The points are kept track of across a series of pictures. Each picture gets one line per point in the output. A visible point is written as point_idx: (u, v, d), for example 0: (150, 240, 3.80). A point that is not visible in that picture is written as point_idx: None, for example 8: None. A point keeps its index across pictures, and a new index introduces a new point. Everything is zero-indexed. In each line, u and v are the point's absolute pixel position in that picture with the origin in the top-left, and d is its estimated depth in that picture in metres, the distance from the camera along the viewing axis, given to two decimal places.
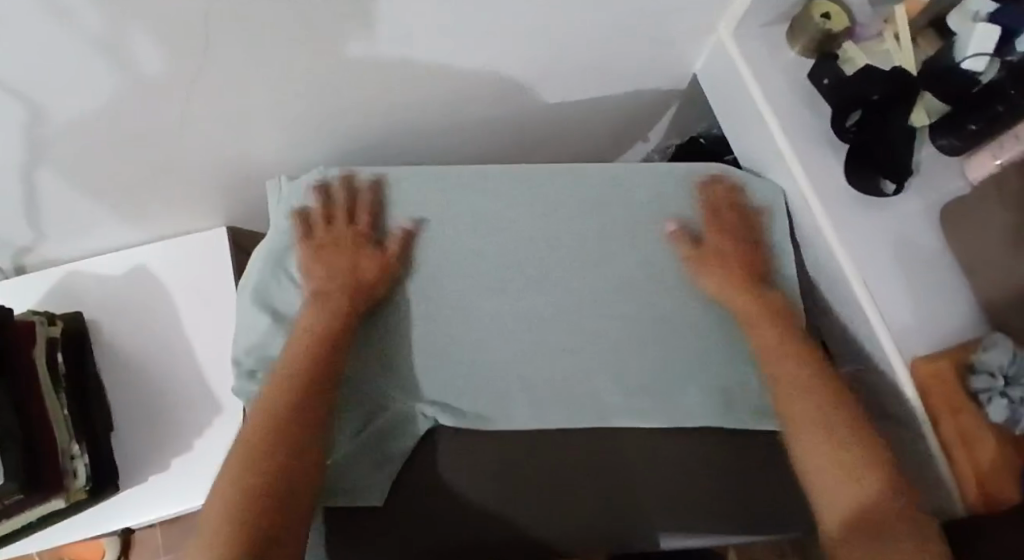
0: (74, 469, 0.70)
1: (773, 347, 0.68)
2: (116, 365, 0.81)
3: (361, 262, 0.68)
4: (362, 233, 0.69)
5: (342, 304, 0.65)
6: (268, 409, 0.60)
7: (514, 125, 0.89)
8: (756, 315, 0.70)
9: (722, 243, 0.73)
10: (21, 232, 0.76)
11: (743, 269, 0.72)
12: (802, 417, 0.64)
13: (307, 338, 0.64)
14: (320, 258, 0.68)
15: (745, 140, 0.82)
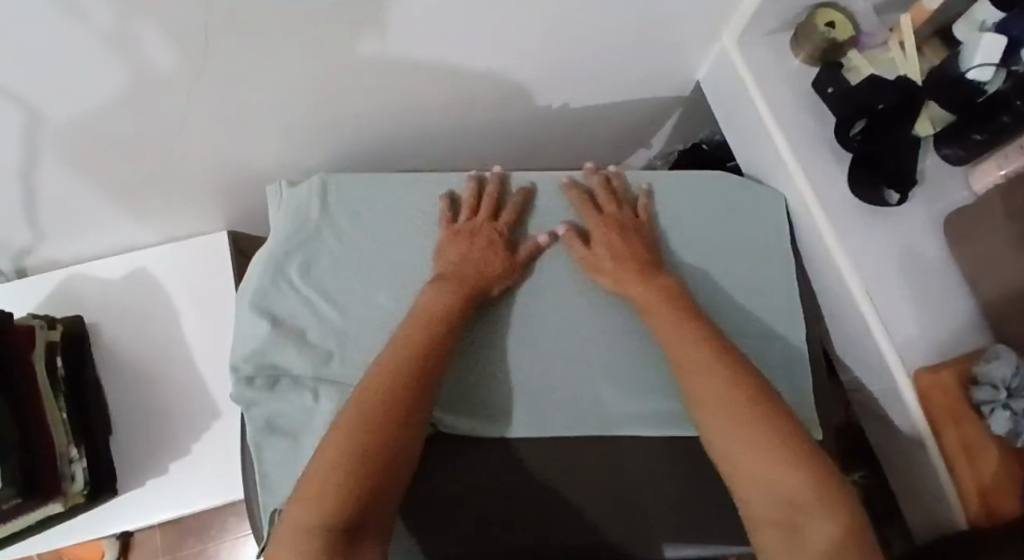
0: (72, 473, 0.70)
1: (694, 354, 0.64)
2: (114, 368, 0.81)
3: (493, 257, 0.69)
4: (497, 230, 0.71)
5: (461, 289, 0.66)
6: (386, 374, 0.60)
7: (516, 131, 0.88)
8: (657, 311, 0.67)
9: (619, 240, 0.70)
10: (21, 234, 0.76)
11: (633, 262, 0.69)
12: (723, 425, 0.60)
13: (428, 314, 0.64)
14: (449, 246, 0.70)
15: (748, 147, 0.81)
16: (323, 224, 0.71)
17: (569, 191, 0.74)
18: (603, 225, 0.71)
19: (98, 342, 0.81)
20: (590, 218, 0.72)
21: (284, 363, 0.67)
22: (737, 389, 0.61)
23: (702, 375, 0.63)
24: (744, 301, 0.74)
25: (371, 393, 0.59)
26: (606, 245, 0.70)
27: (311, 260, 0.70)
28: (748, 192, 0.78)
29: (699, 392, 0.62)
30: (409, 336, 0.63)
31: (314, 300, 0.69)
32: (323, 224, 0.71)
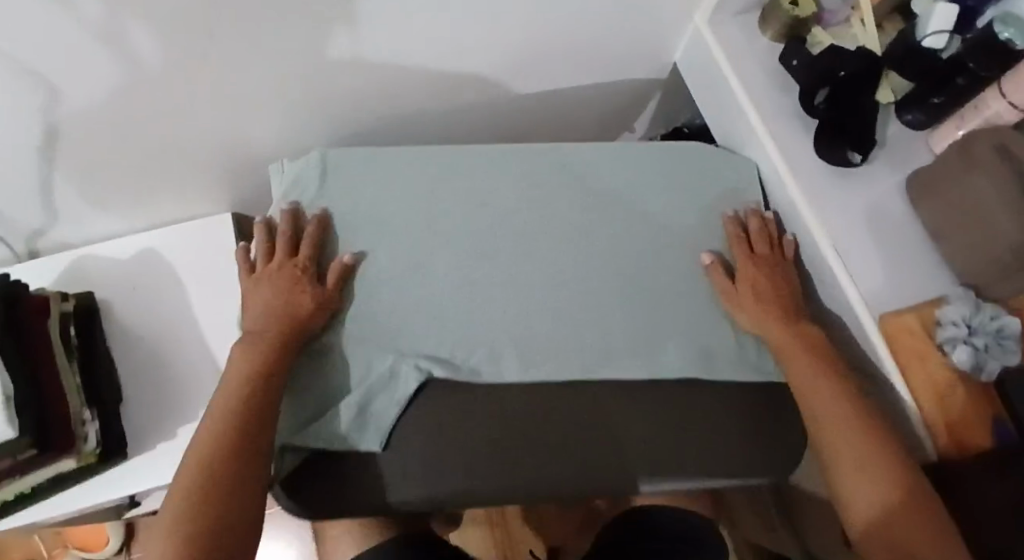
0: (84, 434, 0.73)
1: (801, 359, 0.69)
2: (124, 342, 0.85)
3: (293, 298, 0.67)
4: (299, 269, 0.69)
5: (266, 341, 0.65)
6: (213, 436, 0.60)
7: (504, 113, 0.93)
8: (776, 332, 0.71)
9: (764, 278, 0.74)
10: (36, 214, 0.81)
11: (776, 307, 0.72)
12: (824, 416, 0.66)
13: (241, 371, 0.64)
14: (256, 293, 0.68)
15: (721, 119, 0.86)
16: (324, 191, 0.74)
17: (727, 225, 0.78)
18: (751, 259, 0.75)
19: (107, 317, 0.85)
20: (740, 255, 0.75)
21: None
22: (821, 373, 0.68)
23: (807, 378, 0.68)
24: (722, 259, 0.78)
25: (196, 458, 0.59)
26: (750, 282, 0.73)
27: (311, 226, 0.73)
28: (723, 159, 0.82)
29: (808, 395, 0.68)
30: (228, 394, 0.62)
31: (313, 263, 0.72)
32: (323, 197, 0.74)
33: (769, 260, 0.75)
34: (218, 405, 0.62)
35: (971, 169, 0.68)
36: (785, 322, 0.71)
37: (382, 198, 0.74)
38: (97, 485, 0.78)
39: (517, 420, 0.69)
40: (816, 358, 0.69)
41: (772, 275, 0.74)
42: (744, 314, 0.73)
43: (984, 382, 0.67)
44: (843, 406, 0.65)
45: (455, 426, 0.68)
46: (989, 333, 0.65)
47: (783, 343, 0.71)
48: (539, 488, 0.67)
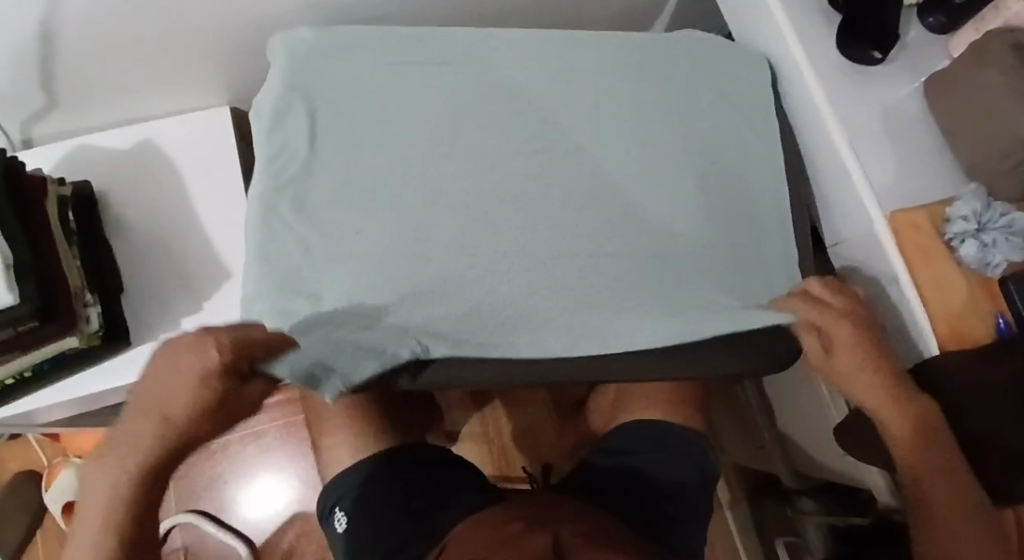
0: (87, 314, 0.73)
1: (875, 395, 0.68)
2: (122, 234, 0.83)
3: (191, 403, 0.61)
4: (203, 373, 0.61)
5: (161, 427, 0.63)
6: (118, 464, 0.64)
7: (513, 4, 0.91)
8: (875, 399, 0.68)
9: (864, 354, 0.68)
10: (32, 95, 0.78)
11: (888, 379, 0.67)
12: (927, 483, 0.66)
13: (128, 445, 0.64)
14: (171, 362, 0.62)
15: (737, 14, 0.84)
16: (324, 64, 0.72)
17: (792, 299, 0.71)
18: (832, 311, 0.69)
19: (106, 209, 0.83)
20: (824, 322, 0.69)
21: (308, 192, 0.68)
22: (921, 440, 0.66)
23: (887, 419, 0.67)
24: (736, 158, 0.77)
25: (97, 514, 0.65)
26: (847, 360, 0.69)
27: (302, 191, 0.68)
28: (736, 55, 0.80)
29: (910, 465, 0.67)
30: (111, 462, 0.64)
31: (309, 238, 0.67)
32: (312, 159, 0.69)
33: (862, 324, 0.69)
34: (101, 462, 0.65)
35: (988, 70, 0.66)
36: (899, 398, 0.67)
37: (391, 81, 0.73)
38: (100, 371, 0.78)
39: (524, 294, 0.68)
40: (919, 427, 0.66)
41: (865, 347, 0.68)
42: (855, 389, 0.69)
43: (987, 276, 0.68)
44: (948, 476, 0.65)
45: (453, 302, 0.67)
46: (998, 229, 0.66)
47: (882, 411, 0.67)
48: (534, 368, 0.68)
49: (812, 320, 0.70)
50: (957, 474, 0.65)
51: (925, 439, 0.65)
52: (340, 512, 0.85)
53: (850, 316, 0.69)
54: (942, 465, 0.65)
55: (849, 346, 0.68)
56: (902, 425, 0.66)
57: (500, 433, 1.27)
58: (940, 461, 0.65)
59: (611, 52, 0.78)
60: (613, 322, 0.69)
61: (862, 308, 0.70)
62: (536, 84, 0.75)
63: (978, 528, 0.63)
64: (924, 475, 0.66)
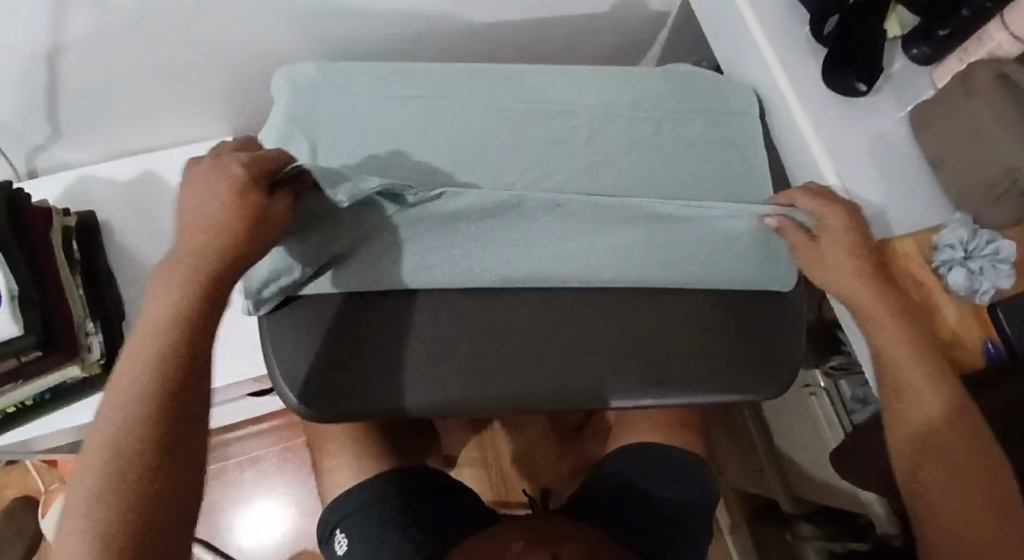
0: (89, 342, 0.74)
1: (891, 328, 0.66)
2: (122, 262, 0.85)
3: (219, 233, 0.58)
4: (238, 184, 0.59)
5: (202, 263, 0.57)
6: (152, 339, 0.55)
7: (509, 39, 0.93)
8: (861, 295, 0.67)
9: (858, 247, 0.69)
10: (37, 125, 0.80)
11: (876, 275, 0.68)
12: (906, 385, 0.64)
13: (155, 321, 0.56)
14: (187, 207, 0.60)
15: (724, 48, 0.86)
16: (325, 98, 0.74)
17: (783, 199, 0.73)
18: (853, 230, 0.69)
19: (108, 237, 0.85)
20: (823, 215, 0.70)
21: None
22: (910, 338, 0.65)
23: (897, 354, 0.65)
24: (727, 186, 0.79)
25: (126, 407, 0.53)
26: (844, 247, 0.69)
27: None
28: (725, 87, 0.82)
29: (895, 365, 0.65)
30: (141, 348, 0.55)
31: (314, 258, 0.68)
32: None
33: (857, 221, 0.69)
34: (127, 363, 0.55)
35: (971, 98, 0.68)
36: (887, 293, 0.67)
37: (388, 113, 0.75)
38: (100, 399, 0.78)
39: (519, 323, 0.71)
40: (907, 323, 0.66)
41: (861, 243, 0.69)
42: (846, 284, 0.68)
43: (977, 305, 0.69)
44: (929, 379, 0.64)
45: (451, 329, 0.69)
46: (985, 256, 0.67)
47: (870, 310, 0.67)
48: (532, 391, 0.68)
49: (817, 208, 0.70)
50: (939, 377, 0.64)
51: (936, 379, 0.64)
52: (341, 534, 0.85)
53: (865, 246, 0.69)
54: (926, 367, 0.64)
55: (846, 237, 0.69)
56: (913, 363, 0.64)
57: (498, 456, 1.28)
58: (921, 361, 0.64)
59: (603, 84, 0.80)
60: (605, 350, 0.71)
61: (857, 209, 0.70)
62: (530, 116, 0.77)
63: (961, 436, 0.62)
64: (907, 376, 0.64)
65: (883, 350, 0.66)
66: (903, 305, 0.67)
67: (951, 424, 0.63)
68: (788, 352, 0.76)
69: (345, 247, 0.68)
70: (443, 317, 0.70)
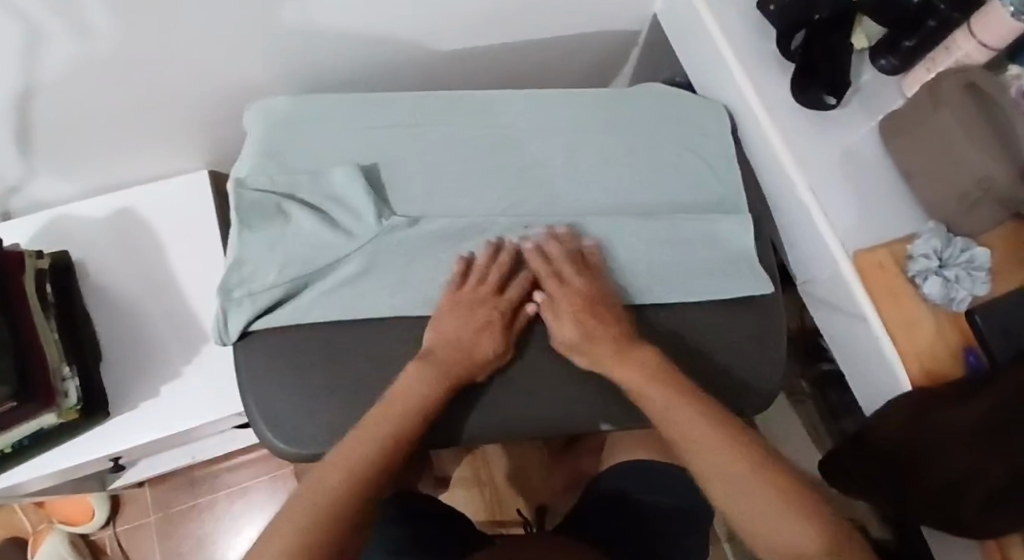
0: (65, 388, 0.72)
1: (649, 386, 0.65)
2: (99, 302, 0.84)
3: (485, 355, 0.67)
4: (502, 305, 0.68)
5: (450, 371, 0.65)
6: (381, 429, 0.62)
7: (481, 64, 0.93)
8: (614, 359, 0.67)
9: (585, 308, 0.68)
10: (10, 169, 0.79)
11: (598, 333, 0.67)
12: (698, 440, 0.63)
13: (404, 410, 0.63)
14: (439, 324, 0.67)
15: (693, 65, 0.86)
16: (295, 131, 0.75)
17: (530, 256, 0.70)
18: (585, 305, 0.68)
19: (84, 278, 0.84)
20: (541, 274, 0.70)
21: (242, 254, 0.69)
22: (680, 393, 0.65)
23: (709, 447, 0.63)
24: (703, 202, 0.79)
25: (341, 473, 0.59)
26: (571, 305, 0.68)
27: (279, 239, 0.70)
28: (694, 103, 0.82)
29: (669, 422, 0.64)
30: (369, 431, 0.61)
31: (291, 273, 0.69)
32: (289, 204, 0.71)
33: (580, 284, 0.69)
34: (363, 436, 0.61)
35: (939, 108, 0.68)
36: (622, 355, 0.67)
37: (361, 146, 0.75)
38: (80, 442, 0.77)
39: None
40: (663, 379, 0.66)
41: (576, 308, 0.68)
42: (582, 348, 0.67)
43: (954, 313, 0.69)
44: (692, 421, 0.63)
45: None
46: (960, 264, 0.67)
47: (659, 380, 0.66)
48: (514, 418, 0.69)
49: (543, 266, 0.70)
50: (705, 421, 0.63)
51: (703, 421, 0.63)
52: None
53: (603, 320, 0.67)
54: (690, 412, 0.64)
55: (571, 298, 0.68)
56: (728, 453, 0.62)
57: (491, 475, 1.28)
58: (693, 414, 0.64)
59: (574, 107, 0.80)
60: (588, 373, 0.71)
61: (578, 263, 0.71)
62: (504, 143, 0.77)
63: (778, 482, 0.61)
64: (695, 434, 0.63)
65: (647, 408, 0.66)
66: (673, 371, 0.67)
67: (741, 462, 0.61)
68: (766, 361, 0.74)
69: (327, 263, 0.70)
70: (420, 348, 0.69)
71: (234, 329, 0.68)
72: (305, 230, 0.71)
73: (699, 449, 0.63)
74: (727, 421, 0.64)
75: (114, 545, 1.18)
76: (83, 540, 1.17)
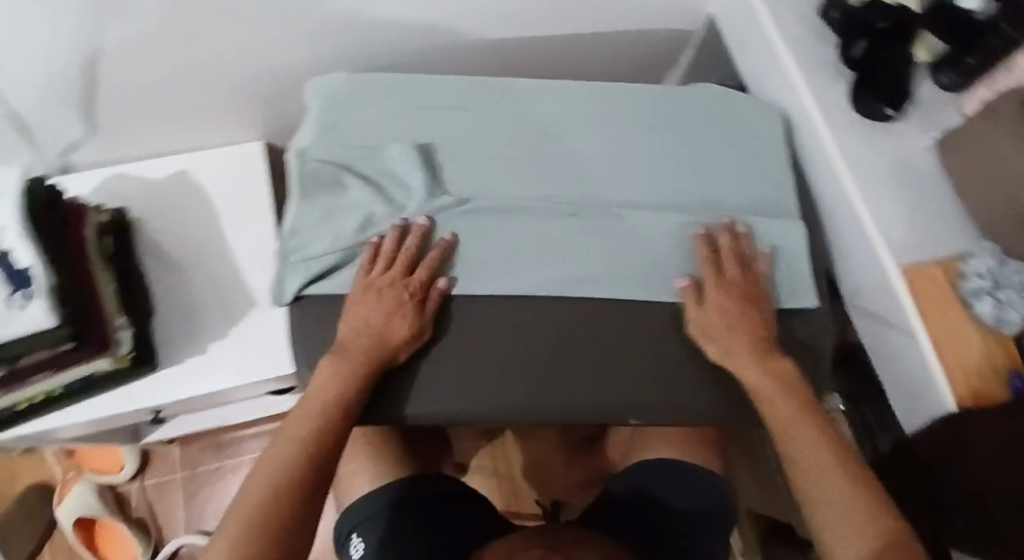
0: (119, 336, 0.73)
1: (759, 377, 0.68)
2: (151, 260, 0.86)
3: (397, 338, 0.67)
4: (411, 292, 0.68)
5: (360, 359, 0.65)
6: (306, 427, 0.64)
7: (534, 55, 0.94)
8: (745, 354, 0.69)
9: (735, 300, 0.70)
10: (74, 127, 0.82)
11: (744, 326, 0.69)
12: (795, 434, 0.65)
13: (325, 407, 0.64)
14: (351, 314, 0.67)
15: (751, 69, 0.86)
16: (355, 106, 0.76)
17: (697, 242, 0.73)
18: (735, 309, 0.70)
19: (140, 235, 0.86)
20: (710, 274, 0.72)
21: (299, 223, 0.71)
22: (781, 389, 0.68)
23: (800, 443, 0.65)
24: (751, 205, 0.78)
25: (269, 476, 0.61)
26: (717, 300, 0.70)
27: (336, 210, 0.72)
28: (750, 106, 0.82)
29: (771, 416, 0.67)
30: (294, 429, 0.64)
31: (346, 242, 0.71)
32: (348, 176, 0.73)
33: (739, 279, 0.72)
34: (287, 440, 0.63)
35: (1002, 126, 0.68)
36: (754, 351, 0.69)
37: (418, 126, 0.76)
38: (125, 392, 0.80)
39: (534, 332, 0.70)
40: (778, 380, 0.68)
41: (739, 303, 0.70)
42: (716, 333, 0.69)
43: (1007, 338, 0.68)
44: (795, 420, 0.66)
45: (471, 340, 0.69)
46: (1014, 287, 0.66)
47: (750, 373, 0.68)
48: (550, 406, 0.68)
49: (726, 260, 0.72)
50: (810, 422, 0.66)
51: (807, 423, 0.66)
52: (357, 538, 0.85)
53: (749, 324, 0.70)
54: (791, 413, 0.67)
55: (720, 293, 0.71)
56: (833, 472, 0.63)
57: (509, 467, 1.30)
58: (796, 412, 0.67)
59: (629, 99, 0.80)
60: (626, 364, 0.70)
61: (740, 265, 0.72)
62: (557, 133, 0.78)
63: (847, 479, 0.62)
64: (791, 430, 0.66)
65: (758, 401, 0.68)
66: (786, 371, 0.69)
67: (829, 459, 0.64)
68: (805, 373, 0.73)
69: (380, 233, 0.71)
70: (458, 328, 0.70)
71: (289, 292, 0.70)
72: (360, 202, 0.72)
73: (794, 443, 0.65)
74: (835, 441, 0.65)
75: (139, 500, 1.21)
76: (110, 492, 1.20)
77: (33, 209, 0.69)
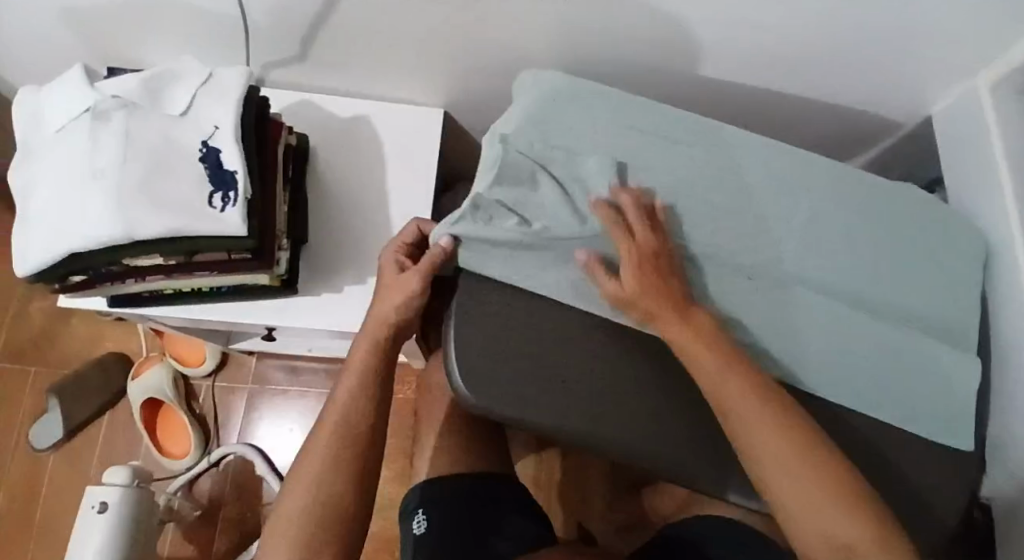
0: (280, 256, 0.75)
1: (702, 351, 0.64)
2: (316, 189, 0.88)
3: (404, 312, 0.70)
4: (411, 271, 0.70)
5: (377, 338, 0.70)
6: (338, 412, 0.69)
7: (737, 102, 0.93)
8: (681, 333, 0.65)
9: (649, 267, 0.67)
10: (288, 46, 0.84)
11: (671, 297, 0.66)
12: (742, 412, 0.63)
13: (350, 395, 0.69)
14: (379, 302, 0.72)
15: (960, 184, 0.83)
16: (565, 107, 0.76)
17: (598, 206, 0.70)
18: (648, 266, 0.67)
19: (312, 163, 0.88)
20: (618, 239, 0.68)
21: (483, 197, 0.69)
22: (729, 364, 0.64)
23: (750, 420, 0.63)
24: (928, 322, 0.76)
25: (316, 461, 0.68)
26: (630, 271, 0.66)
27: (523, 200, 0.70)
28: (954, 223, 0.79)
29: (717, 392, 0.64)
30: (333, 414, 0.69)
31: (530, 233, 0.69)
32: (544, 173, 0.71)
33: (644, 246, 0.67)
34: (321, 433, 0.68)
35: None
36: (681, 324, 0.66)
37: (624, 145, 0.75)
38: (260, 306, 0.81)
39: (678, 382, 0.70)
40: (717, 351, 0.65)
41: (662, 275, 0.67)
42: (640, 306, 0.66)
43: None
44: (745, 397, 0.63)
45: (622, 372, 0.69)
46: None
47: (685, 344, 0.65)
48: (678, 459, 0.68)
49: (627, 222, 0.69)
50: (761, 399, 0.63)
51: (758, 397, 0.63)
52: (421, 515, 0.84)
53: (663, 281, 0.66)
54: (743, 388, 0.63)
55: (636, 264, 0.67)
56: (788, 446, 0.62)
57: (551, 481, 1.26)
58: (745, 391, 0.63)
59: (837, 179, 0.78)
60: None
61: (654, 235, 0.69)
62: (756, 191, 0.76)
63: (808, 453, 0.62)
64: (740, 410, 0.63)
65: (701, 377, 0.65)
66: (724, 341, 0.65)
67: (788, 436, 0.62)
68: (929, 504, 0.71)
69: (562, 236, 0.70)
70: (613, 356, 0.69)
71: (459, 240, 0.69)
72: (551, 202, 0.70)
73: (744, 420, 0.63)
74: (784, 409, 0.63)
75: (206, 397, 1.24)
76: (183, 381, 1.23)
77: (246, 118, 0.71)
